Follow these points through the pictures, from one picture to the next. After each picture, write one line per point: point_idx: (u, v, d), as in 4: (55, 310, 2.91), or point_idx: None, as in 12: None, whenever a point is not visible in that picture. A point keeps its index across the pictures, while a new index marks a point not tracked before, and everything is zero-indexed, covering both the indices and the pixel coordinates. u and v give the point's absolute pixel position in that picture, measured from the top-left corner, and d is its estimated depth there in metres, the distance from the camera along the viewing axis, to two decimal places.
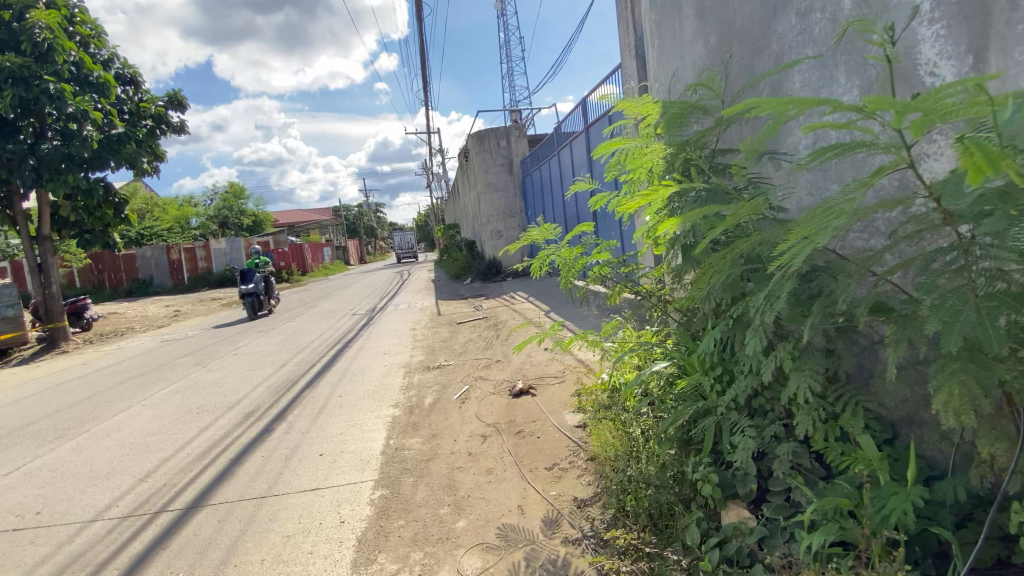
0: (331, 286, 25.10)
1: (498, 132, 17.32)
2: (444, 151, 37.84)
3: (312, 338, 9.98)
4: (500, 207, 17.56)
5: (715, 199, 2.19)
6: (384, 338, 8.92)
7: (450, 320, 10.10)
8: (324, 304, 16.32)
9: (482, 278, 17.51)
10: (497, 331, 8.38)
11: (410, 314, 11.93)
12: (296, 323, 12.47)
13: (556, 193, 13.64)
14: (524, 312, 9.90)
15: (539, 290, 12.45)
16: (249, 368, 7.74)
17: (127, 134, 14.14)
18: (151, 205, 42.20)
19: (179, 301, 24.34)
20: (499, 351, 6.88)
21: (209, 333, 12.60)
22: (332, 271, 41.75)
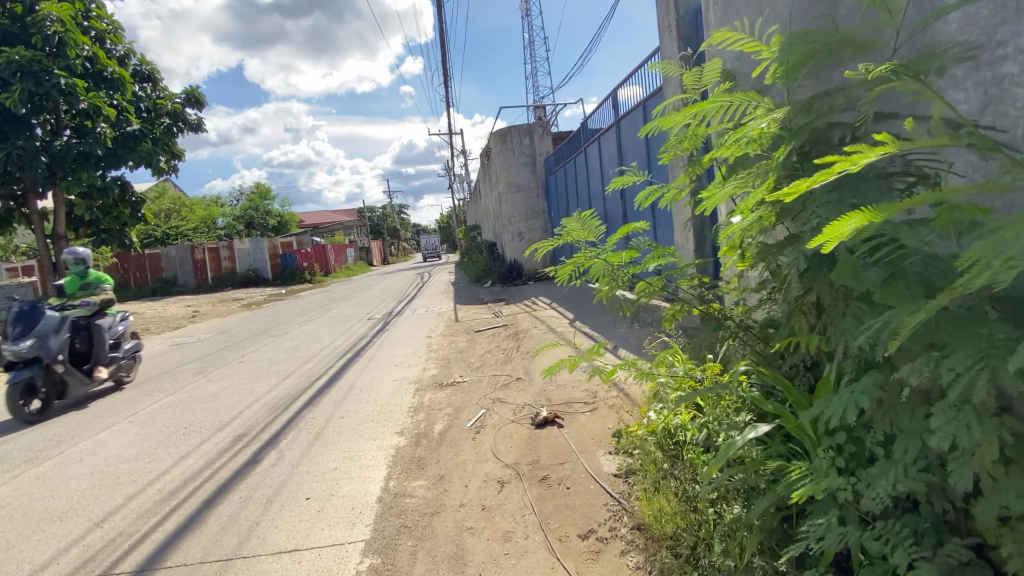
0: (352, 287, 24.74)
1: (521, 129, 16.61)
2: (467, 152, 37.36)
3: (321, 344, 9.40)
4: (523, 207, 16.84)
5: (868, 187, 1.41)
6: (396, 347, 8.27)
7: (468, 328, 9.40)
8: (341, 307, 15.81)
9: (504, 281, 16.83)
10: (518, 342, 7.66)
11: (427, 319, 11.29)
12: (308, 328, 11.96)
13: (582, 193, 12.86)
14: (548, 320, 9.14)
15: (564, 295, 11.69)
16: (250, 379, 7.18)
17: (141, 131, 13.94)
18: (178, 206, 42.75)
19: (200, 301, 24.26)
20: (521, 368, 6.15)
21: (221, 337, 12.19)
22: (354, 272, 41.56)
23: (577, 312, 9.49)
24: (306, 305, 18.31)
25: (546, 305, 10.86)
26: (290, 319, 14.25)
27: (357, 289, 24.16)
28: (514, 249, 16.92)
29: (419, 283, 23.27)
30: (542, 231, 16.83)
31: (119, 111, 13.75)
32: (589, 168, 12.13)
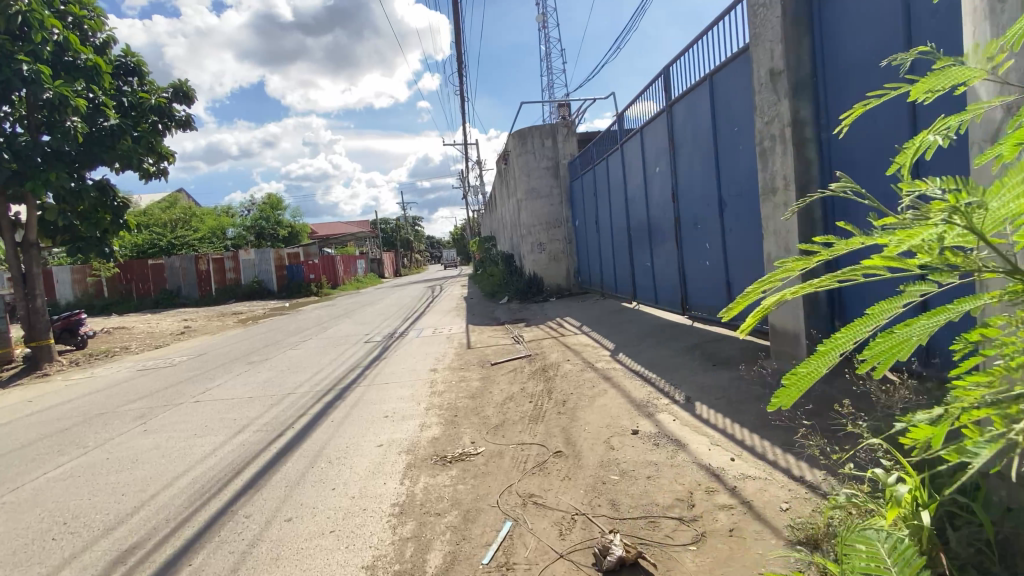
0: (358, 302, 23.06)
1: (542, 130, 14.89)
2: (481, 163, 35.93)
3: (303, 378, 7.64)
4: (544, 216, 15.06)
5: None
6: (392, 386, 6.47)
7: (484, 359, 7.58)
8: (340, 326, 14.09)
9: (521, 298, 15.08)
10: (550, 384, 5.83)
11: (434, 344, 9.48)
12: (296, 351, 10.22)
13: (613, 199, 11.07)
14: (583, 353, 7.29)
15: (595, 318, 9.90)
16: (193, 431, 5.43)
17: (122, 127, 12.54)
18: (188, 216, 41.79)
19: (198, 315, 22.77)
20: (559, 432, 4.32)
21: (197, 361, 10.53)
22: (363, 284, 40.13)
23: (618, 342, 7.62)
24: (305, 322, 16.64)
25: (576, 330, 9.02)
26: (282, 339, 12.54)
27: (364, 303, 22.45)
28: (533, 261, 15.09)
29: (429, 298, 21.52)
30: (565, 243, 15.02)
31: (95, 106, 12.34)
32: (621, 171, 10.34)
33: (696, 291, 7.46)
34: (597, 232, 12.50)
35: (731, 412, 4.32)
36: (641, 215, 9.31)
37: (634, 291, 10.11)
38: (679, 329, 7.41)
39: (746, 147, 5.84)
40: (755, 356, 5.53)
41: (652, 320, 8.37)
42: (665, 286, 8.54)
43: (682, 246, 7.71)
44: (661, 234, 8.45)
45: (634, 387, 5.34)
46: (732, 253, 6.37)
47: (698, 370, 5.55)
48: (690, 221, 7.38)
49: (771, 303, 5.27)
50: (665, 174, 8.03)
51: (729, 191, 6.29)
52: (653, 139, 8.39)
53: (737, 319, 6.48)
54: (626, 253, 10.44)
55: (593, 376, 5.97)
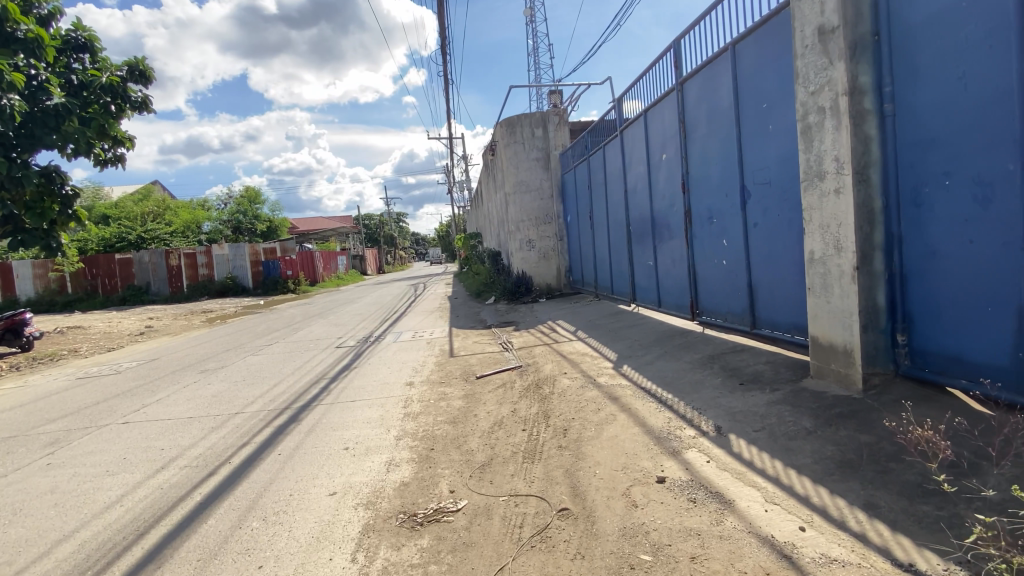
0: (337, 301, 21.90)
1: (532, 118, 13.95)
2: (468, 159, 35.18)
3: (258, 392, 6.58)
4: (534, 211, 14.10)
5: None
6: (358, 406, 5.47)
7: (468, 370, 6.61)
8: (312, 327, 12.98)
9: (509, 298, 14.12)
10: (547, 405, 4.89)
11: (412, 350, 8.47)
12: (258, 357, 9.13)
13: (610, 192, 10.15)
14: (581, 364, 6.36)
15: (592, 321, 8.99)
16: (105, 467, 4.38)
17: (67, 107, 11.24)
18: (161, 209, 40.15)
19: (163, 314, 21.37)
20: (563, 477, 3.38)
21: (146, 367, 9.40)
22: (344, 281, 38.85)
23: (621, 351, 6.71)
24: (276, 322, 15.47)
25: (570, 336, 8.09)
26: (245, 341, 11.40)
27: (341, 301, 21.24)
28: (521, 259, 14.14)
29: (410, 296, 20.43)
30: (556, 240, 14.09)
31: (37, 83, 11.22)
32: (619, 160, 9.41)
33: (708, 294, 6.60)
34: (592, 227, 11.58)
35: (777, 452, 3.43)
36: (642, 208, 8.41)
37: (634, 292, 9.22)
38: (690, 337, 6.53)
39: (779, 127, 4.96)
40: (789, 374, 4.66)
41: (656, 326, 7.48)
42: (671, 287, 7.66)
43: (692, 243, 6.81)
44: (667, 230, 7.57)
45: (648, 411, 4.42)
46: (757, 251, 5.51)
47: (723, 390, 4.65)
48: (703, 214, 6.49)
49: (811, 311, 4.42)
50: (673, 162, 7.12)
51: (755, 179, 5.42)
52: (659, 123, 7.48)
53: (760, 327, 5.62)
54: (625, 250, 9.54)
55: (597, 394, 5.04)
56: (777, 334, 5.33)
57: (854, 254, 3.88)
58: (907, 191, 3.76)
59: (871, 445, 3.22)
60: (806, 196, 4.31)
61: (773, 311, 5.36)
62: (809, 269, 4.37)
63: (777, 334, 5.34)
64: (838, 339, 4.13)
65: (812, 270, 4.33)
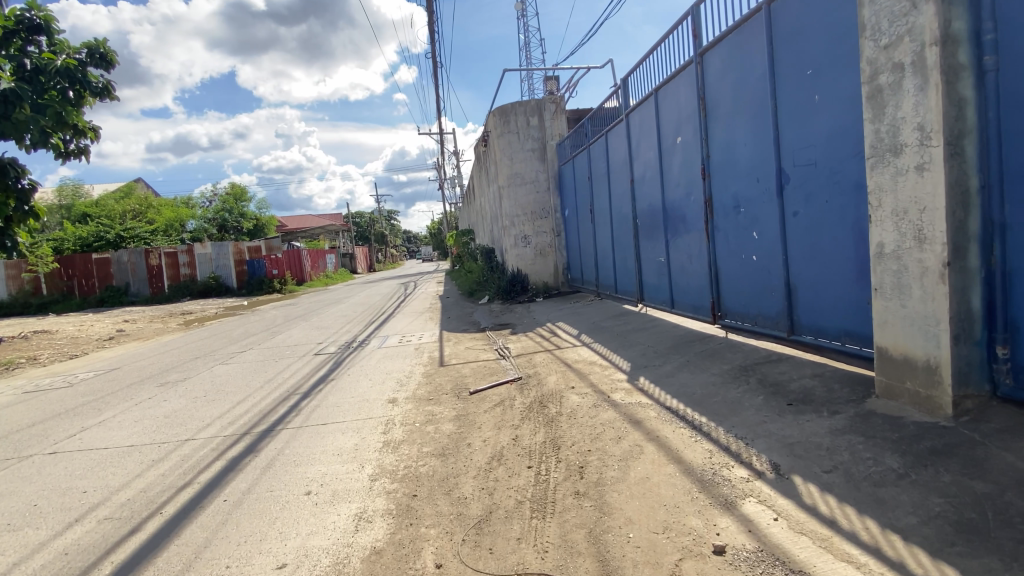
0: (322, 301, 20.94)
1: (527, 106, 13.12)
2: (458, 155, 34.33)
3: (217, 411, 5.69)
4: (529, 205, 13.28)
5: None
6: (330, 431, 4.61)
7: (461, 383, 5.77)
8: (293, 330, 12.05)
9: (503, 297, 13.29)
10: (555, 431, 4.05)
11: (399, 358, 7.61)
12: (227, 367, 8.22)
13: (613, 183, 9.34)
14: (590, 375, 5.54)
15: (596, 324, 8.19)
16: (3, 518, 3.47)
17: (18, 92, 10.27)
18: (143, 207, 38.85)
19: (140, 317, 20.29)
20: (585, 544, 2.56)
21: (102, 379, 8.44)
22: (332, 280, 37.85)
23: (634, 360, 5.90)
24: (255, 325, 14.50)
25: (574, 341, 7.26)
26: (217, 347, 10.45)
27: (327, 302, 20.27)
28: (516, 256, 13.31)
29: (399, 296, 19.50)
30: (554, 236, 13.28)
31: None
32: (624, 147, 8.60)
33: (732, 294, 5.82)
34: (592, 221, 10.76)
35: (864, 505, 2.63)
36: (651, 198, 7.62)
37: (641, 291, 8.44)
38: (712, 344, 5.74)
39: (827, 97, 4.19)
40: (847, 393, 3.87)
41: (671, 330, 6.68)
42: (685, 286, 6.87)
43: (713, 236, 6.03)
44: (680, 222, 6.79)
45: (681, 442, 3.61)
46: (797, 245, 4.73)
47: (769, 413, 3.85)
48: (726, 203, 5.70)
49: (876, 317, 3.64)
50: (689, 146, 6.34)
51: (795, 161, 4.64)
52: (673, 102, 6.68)
53: (800, 333, 4.84)
54: (630, 245, 8.73)
55: (614, 415, 4.24)
56: (823, 342, 4.57)
57: (945, 246, 3.10)
58: (1016, 165, 3.02)
59: (995, 499, 2.45)
60: (872, 176, 3.53)
61: (819, 314, 4.59)
62: (876, 265, 3.57)
63: (823, 342, 4.57)
64: (917, 352, 3.35)
65: (881, 267, 3.54)
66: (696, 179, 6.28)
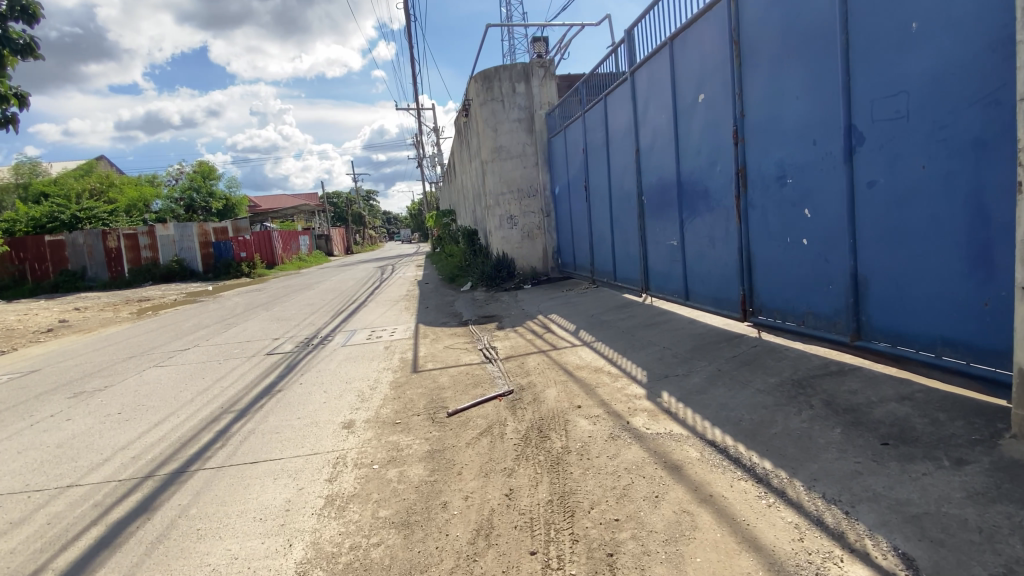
0: (293, 287, 19.54)
1: (513, 71, 11.82)
2: (439, 132, 32.82)
3: (124, 439, 4.43)
4: (515, 182, 12.04)
5: None
6: (257, 477, 3.44)
7: (437, 399, 4.63)
8: (250, 322, 10.68)
9: (487, 284, 12.12)
10: (563, 483, 2.94)
11: (365, 361, 6.39)
12: (161, 371, 6.90)
13: (612, 156, 8.17)
14: (598, 388, 4.43)
15: (596, 318, 7.09)
16: None
17: None
18: (102, 187, 36.53)
19: (90, 305, 18.54)
20: None
21: (10, 386, 7.07)
22: (307, 264, 36.20)
23: (651, 367, 4.81)
24: (211, 315, 13.05)
25: (572, 340, 6.15)
26: (159, 344, 9.07)
27: (296, 287, 18.79)
28: (501, 239, 12.12)
29: (373, 281, 18.14)
30: (542, 216, 12.13)
31: None
32: (627, 113, 7.42)
33: (770, 286, 4.75)
34: (586, 200, 9.61)
35: None
36: (660, 171, 6.49)
37: (645, 279, 7.34)
38: (746, 349, 4.69)
39: (934, 24, 3.11)
40: (962, 428, 2.85)
41: (687, 329, 5.63)
42: (703, 276, 5.79)
43: (745, 215, 4.93)
44: (698, 199, 5.68)
45: (746, 508, 2.54)
46: (872, 225, 3.67)
47: (858, 459, 2.80)
48: (767, 174, 4.60)
49: (1019, 327, 2.57)
50: (715, 104, 5.21)
51: (874, 115, 3.57)
52: (693, 52, 5.52)
53: (870, 337, 3.81)
54: (632, 227, 7.61)
55: (641, 455, 3.15)
56: (908, 352, 3.53)
57: None
58: None
59: None
60: None
61: (902, 315, 3.56)
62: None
63: (907, 352, 3.54)
64: None
65: None
66: (722, 145, 5.16)
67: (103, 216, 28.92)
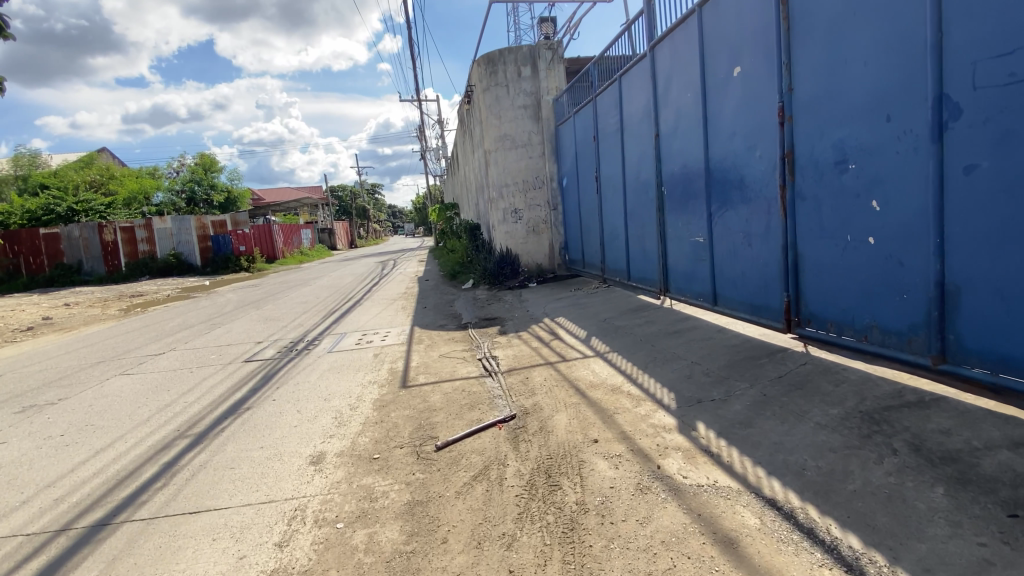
0: (291, 282, 18.88)
1: (519, 54, 11.00)
2: (444, 123, 32.02)
3: (55, 473, 3.74)
4: (520, 173, 11.27)
5: None
6: (192, 537, 2.74)
7: (425, 425, 3.90)
8: (235, 322, 9.98)
9: (490, 281, 11.39)
10: (579, 562, 2.21)
11: (349, 371, 5.67)
12: (125, 381, 6.21)
13: (627, 143, 7.40)
14: (616, 416, 3.69)
15: (609, 323, 6.34)
16: None
17: None
18: (101, 179, 36.02)
19: (81, 301, 17.99)
20: None
21: None
22: (308, 258, 35.57)
23: (679, 388, 4.07)
24: (199, 313, 12.38)
25: (584, 350, 5.42)
26: (134, 347, 8.39)
27: (294, 283, 18.14)
28: (504, 233, 11.37)
29: (373, 277, 17.43)
30: (548, 210, 11.37)
31: None
32: (645, 94, 6.64)
33: (822, 293, 4.00)
34: (597, 192, 8.85)
35: None
36: (684, 157, 5.73)
37: (665, 280, 6.58)
38: (792, 369, 3.94)
39: None
40: None
41: (716, 341, 4.89)
42: (735, 277, 5.03)
43: (792, 208, 4.18)
44: (731, 190, 4.91)
45: None
46: (969, 221, 2.91)
47: (982, 540, 2.06)
48: (823, 159, 3.84)
49: None
50: (756, 78, 4.43)
51: (975, 82, 2.80)
52: (728, 18, 4.73)
53: (958, 361, 3.06)
54: (649, 221, 6.85)
55: (681, 519, 2.42)
56: (1013, 383, 2.79)
57: None
58: None
59: None
60: None
61: (1008, 335, 2.80)
62: None
63: (1013, 382, 2.79)
64: None
65: None
66: (764, 126, 4.39)
67: (99, 209, 28.26)
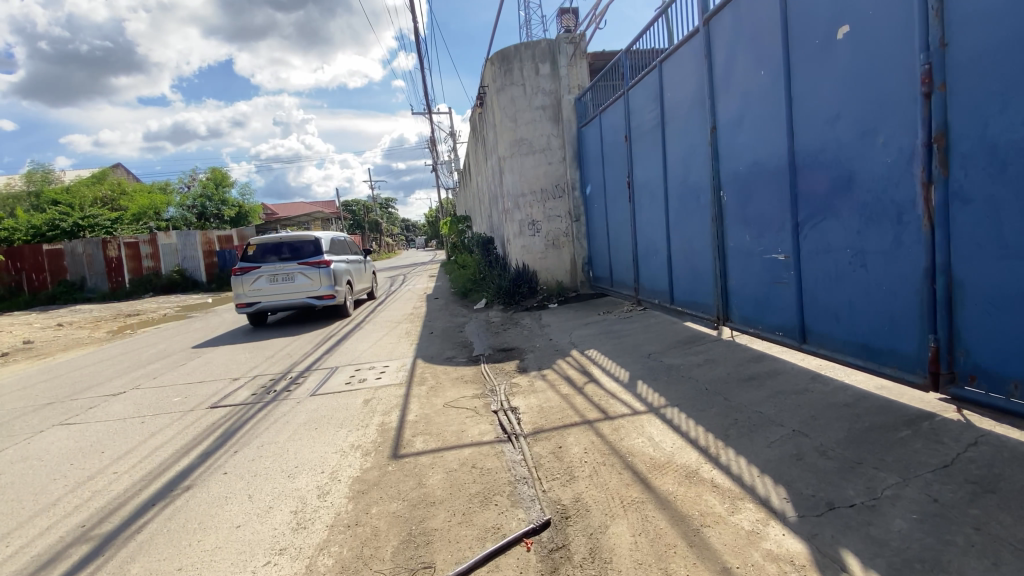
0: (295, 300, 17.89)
1: (537, 48, 9.86)
2: (455, 136, 31.16)
3: None
4: (538, 180, 10.07)
5: None
6: None
7: (418, 536, 2.66)
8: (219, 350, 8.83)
9: (505, 302, 10.17)
10: None
11: (330, 424, 4.46)
12: (63, 434, 5.07)
13: (669, 140, 6.18)
14: (706, 533, 2.43)
15: (657, 360, 5.06)
16: None
17: None
18: (111, 195, 35.65)
19: (74, 320, 17.11)
20: None
21: None
22: None
23: (789, 477, 2.79)
24: (187, 337, 11.28)
25: (633, 402, 4.15)
26: (96, 381, 7.26)
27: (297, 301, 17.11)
28: (521, 247, 10.17)
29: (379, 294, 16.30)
30: (570, 221, 10.17)
31: None
32: (695, 79, 5.43)
33: (999, 339, 2.72)
34: (629, 200, 7.63)
35: None
36: (756, 154, 4.49)
37: (723, 306, 5.30)
38: (959, 454, 2.66)
39: None
40: None
41: (816, 398, 3.60)
42: (837, 307, 3.77)
43: (943, 216, 2.91)
44: (833, 192, 3.67)
45: None
46: None
47: None
48: (1007, 141, 2.58)
49: None
50: (878, 37, 3.19)
51: None
52: None
53: None
54: (701, 234, 5.60)
55: None
56: None
57: None
58: None
59: None
60: None
61: None
62: None
63: None
64: None
65: None
66: (892, 100, 3.14)
67: (105, 224, 27.59)
